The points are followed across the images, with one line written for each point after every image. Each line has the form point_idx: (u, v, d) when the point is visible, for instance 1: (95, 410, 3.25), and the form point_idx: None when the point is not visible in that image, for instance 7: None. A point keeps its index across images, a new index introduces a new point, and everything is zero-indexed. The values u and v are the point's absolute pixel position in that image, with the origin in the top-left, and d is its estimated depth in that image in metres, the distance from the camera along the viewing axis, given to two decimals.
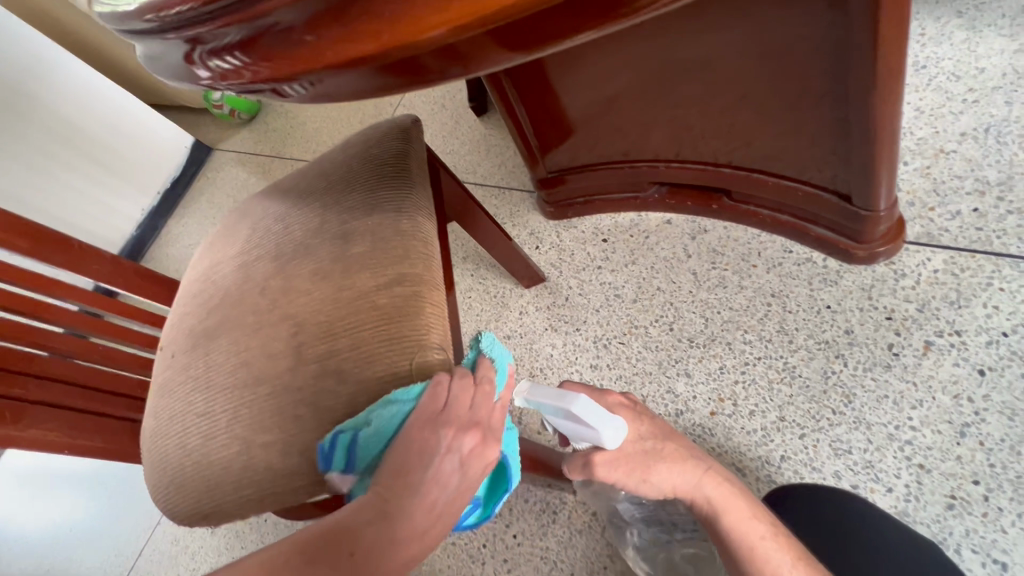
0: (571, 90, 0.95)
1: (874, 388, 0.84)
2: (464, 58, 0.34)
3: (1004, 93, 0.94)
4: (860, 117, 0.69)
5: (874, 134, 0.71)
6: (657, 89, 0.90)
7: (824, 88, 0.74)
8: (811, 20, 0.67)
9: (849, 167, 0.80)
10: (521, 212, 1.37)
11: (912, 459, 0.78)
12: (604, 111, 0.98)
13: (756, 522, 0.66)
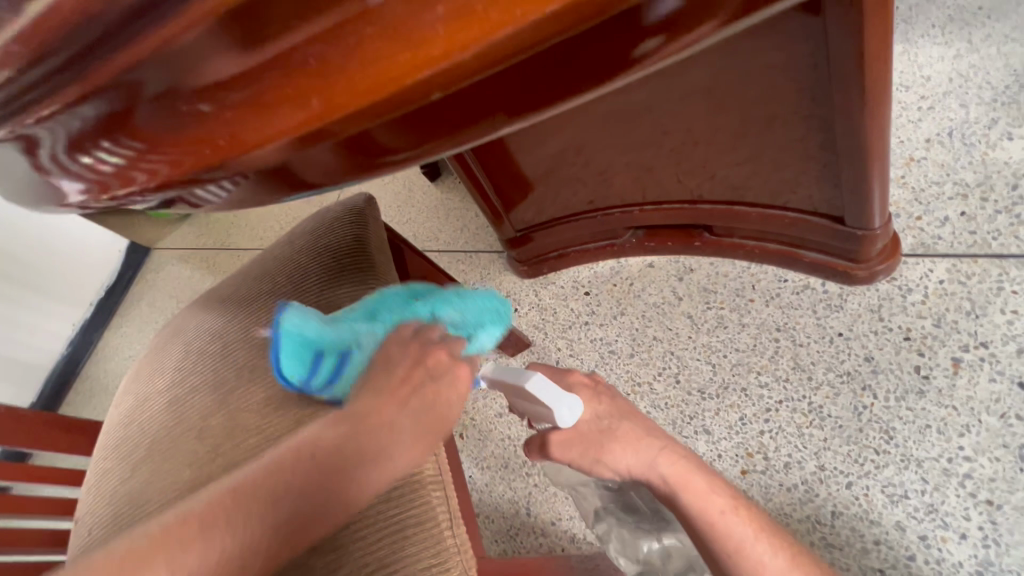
0: (531, 146, 0.89)
1: (913, 418, 0.77)
2: (420, 127, 0.26)
3: (956, 96, 0.95)
4: (852, 135, 0.65)
5: (869, 149, 0.67)
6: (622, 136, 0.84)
7: (798, 118, 0.70)
8: (779, 53, 0.62)
9: (839, 187, 0.76)
10: (492, 274, 1.29)
11: (978, 496, 0.70)
12: (569, 164, 0.92)
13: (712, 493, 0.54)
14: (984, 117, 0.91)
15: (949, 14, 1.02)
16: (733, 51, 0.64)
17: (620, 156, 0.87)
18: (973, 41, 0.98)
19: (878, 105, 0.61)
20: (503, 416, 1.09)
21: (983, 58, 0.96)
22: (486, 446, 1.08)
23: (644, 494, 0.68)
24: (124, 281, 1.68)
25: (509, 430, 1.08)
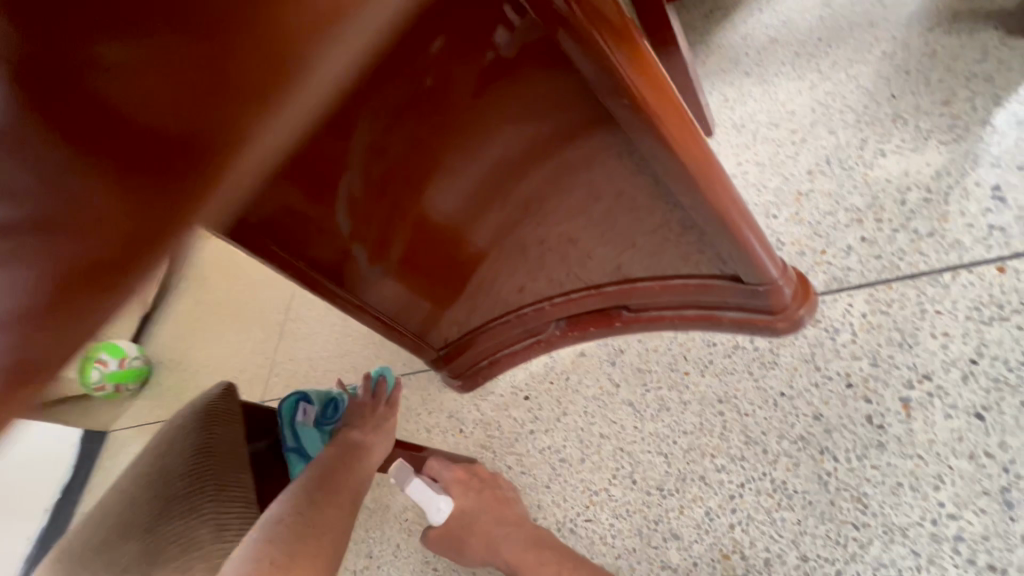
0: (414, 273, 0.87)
1: (882, 478, 0.68)
2: None
3: (823, 124, 0.94)
4: (704, 211, 0.67)
5: (726, 218, 0.68)
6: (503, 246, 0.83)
7: (662, 206, 0.71)
8: (606, 153, 0.65)
9: (724, 263, 0.77)
10: (432, 395, 1.21)
11: (978, 561, 0.61)
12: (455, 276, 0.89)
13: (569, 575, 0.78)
14: (854, 139, 0.90)
15: (795, 50, 1.04)
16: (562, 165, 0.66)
17: (522, 267, 0.88)
18: (823, 70, 0.99)
19: (709, 181, 0.64)
20: None
21: (836, 84, 0.97)
22: None
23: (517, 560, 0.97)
24: (79, 476, 1.65)
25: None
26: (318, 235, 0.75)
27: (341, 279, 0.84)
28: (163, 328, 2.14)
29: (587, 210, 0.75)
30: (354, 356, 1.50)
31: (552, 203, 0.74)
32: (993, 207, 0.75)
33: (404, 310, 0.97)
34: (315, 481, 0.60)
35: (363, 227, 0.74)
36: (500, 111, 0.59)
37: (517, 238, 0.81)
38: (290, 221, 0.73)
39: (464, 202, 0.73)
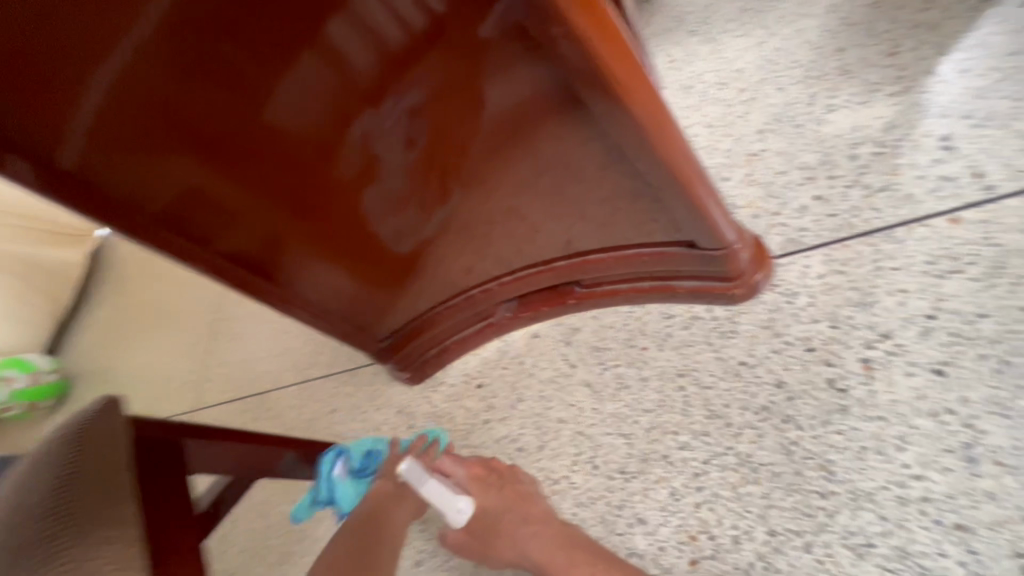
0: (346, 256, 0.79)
1: (846, 443, 0.65)
2: None
3: (772, 82, 0.91)
4: (655, 172, 0.61)
5: (678, 177, 0.62)
6: (440, 220, 0.75)
7: (613, 171, 0.65)
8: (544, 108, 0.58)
9: (683, 232, 0.72)
10: (380, 390, 1.13)
11: (944, 521, 0.58)
12: (391, 257, 0.81)
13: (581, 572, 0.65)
14: (803, 95, 0.87)
15: (739, 7, 1.01)
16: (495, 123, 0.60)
17: (471, 244, 0.81)
18: (769, 26, 0.96)
19: (660, 136, 0.58)
20: (421, 564, 0.91)
21: (782, 39, 0.93)
22: None
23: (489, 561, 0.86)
24: None
25: None
26: (242, 218, 0.68)
27: (271, 267, 0.77)
28: (83, 336, 1.94)
29: (535, 178, 0.68)
30: (294, 354, 1.38)
31: (502, 169, 0.67)
32: (943, 157, 0.72)
33: (344, 305, 0.89)
34: (360, 548, 0.64)
35: (294, 203, 0.68)
36: (435, 60, 0.53)
37: (457, 211, 0.74)
38: (207, 204, 0.65)
39: (403, 174, 0.67)
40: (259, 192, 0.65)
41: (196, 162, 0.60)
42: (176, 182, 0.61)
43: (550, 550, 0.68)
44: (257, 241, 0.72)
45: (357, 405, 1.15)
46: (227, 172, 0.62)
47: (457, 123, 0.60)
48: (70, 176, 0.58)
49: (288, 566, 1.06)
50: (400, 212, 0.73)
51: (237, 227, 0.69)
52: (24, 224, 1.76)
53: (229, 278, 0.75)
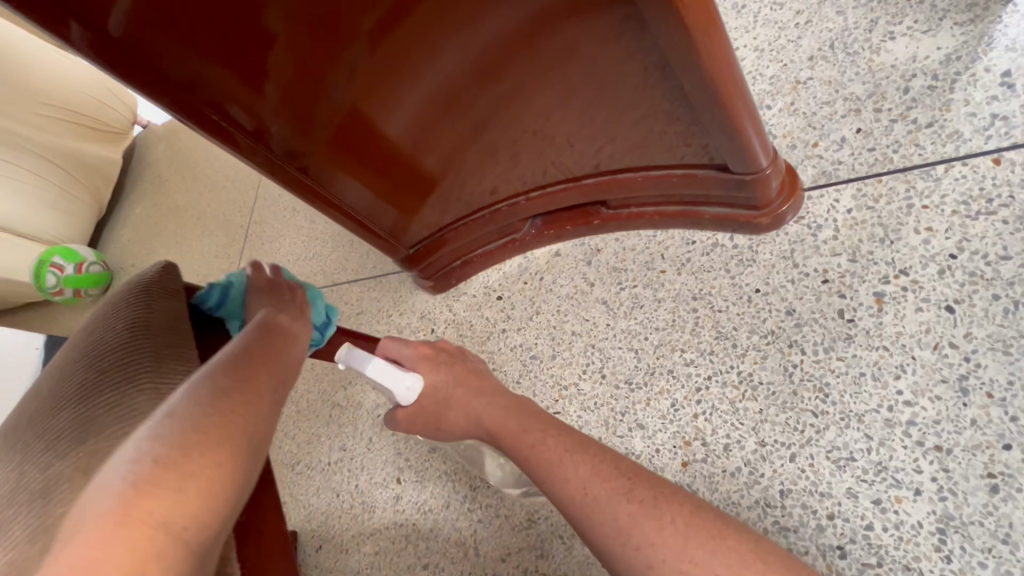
0: (382, 155, 0.81)
1: (846, 369, 0.68)
2: None
3: (832, 4, 0.86)
4: (697, 87, 0.60)
5: (720, 95, 0.60)
6: (477, 128, 0.76)
7: (656, 87, 0.64)
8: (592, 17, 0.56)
9: (719, 155, 0.71)
10: (404, 296, 1.20)
11: (926, 443, 0.62)
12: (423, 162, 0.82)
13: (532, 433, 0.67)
14: (863, 21, 0.82)
15: None
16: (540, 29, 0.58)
17: (502, 157, 0.82)
18: None
19: (710, 50, 0.56)
20: (435, 451, 1.01)
21: None
22: (424, 488, 0.99)
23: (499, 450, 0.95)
24: None
25: (444, 466, 0.99)
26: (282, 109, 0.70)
27: (306, 160, 0.80)
28: (123, 231, 2.04)
29: (574, 91, 0.67)
30: (323, 260, 1.44)
31: (541, 82, 0.66)
32: (999, 95, 0.69)
33: (374, 207, 0.92)
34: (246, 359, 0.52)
35: (333, 101, 0.69)
36: None
37: (493, 121, 0.74)
38: (251, 96, 0.67)
39: (438, 79, 0.67)
40: (298, 87, 0.66)
41: (239, 48, 0.60)
42: (219, 67, 0.63)
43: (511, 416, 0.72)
44: (294, 133, 0.74)
45: (382, 310, 1.22)
46: (269, 65, 0.63)
47: (498, 29, 0.59)
48: (122, 49, 0.59)
49: (316, 445, 1.17)
50: (433, 115, 0.73)
51: (277, 118, 0.71)
52: (67, 117, 1.76)
53: (270, 164, 0.79)
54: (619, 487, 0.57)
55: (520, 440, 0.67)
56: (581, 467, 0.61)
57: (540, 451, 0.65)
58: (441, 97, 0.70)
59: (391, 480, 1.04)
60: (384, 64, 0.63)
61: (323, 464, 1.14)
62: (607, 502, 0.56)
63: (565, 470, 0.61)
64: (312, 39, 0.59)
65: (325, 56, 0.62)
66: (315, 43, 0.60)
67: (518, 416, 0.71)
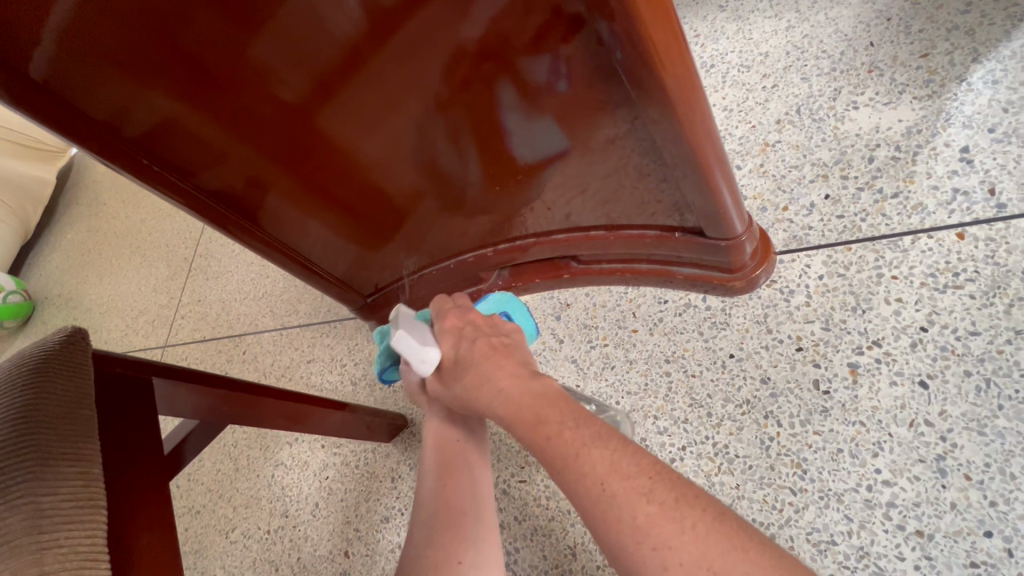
0: (342, 204, 0.74)
1: (823, 444, 0.66)
2: None
3: (796, 71, 0.88)
4: (676, 150, 0.57)
5: (701, 162, 0.58)
6: (447, 177, 0.71)
7: (631, 141, 0.61)
8: (570, 63, 0.52)
9: (696, 217, 0.69)
10: (360, 345, 1.12)
11: (907, 527, 0.59)
12: (387, 209, 0.77)
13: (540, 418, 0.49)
14: (827, 89, 0.84)
15: None
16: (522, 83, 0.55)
17: (472, 206, 0.77)
18: (801, 11, 0.92)
19: (689, 114, 0.53)
20: (388, 521, 0.92)
21: (813, 26, 0.90)
22: (374, 563, 0.90)
23: None
24: None
25: (397, 537, 0.90)
26: (229, 149, 0.62)
27: (259, 210, 0.72)
28: (53, 257, 1.86)
29: (549, 143, 0.64)
30: (273, 299, 1.34)
31: (510, 127, 0.62)
32: (959, 169, 0.71)
33: (331, 254, 0.84)
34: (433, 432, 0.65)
35: (291, 139, 0.62)
36: (456, 14, 0.48)
37: (463, 170, 0.70)
38: (199, 142, 0.60)
39: (407, 128, 0.62)
40: (249, 124, 0.59)
41: (183, 85, 0.53)
42: (156, 106, 0.55)
43: (482, 373, 0.55)
44: (244, 177, 0.66)
45: (334, 359, 1.14)
46: (221, 109, 0.57)
47: (472, 70, 0.54)
48: (40, 86, 0.51)
49: (254, 508, 1.06)
50: (401, 164, 0.69)
51: (225, 160, 0.63)
52: (11, 135, 1.65)
53: (215, 212, 0.70)
54: (600, 443, 0.44)
55: (531, 427, 0.49)
56: (568, 429, 0.46)
57: (530, 409, 0.50)
58: (410, 142, 0.65)
59: (337, 553, 0.93)
60: (347, 101, 0.58)
61: (260, 532, 1.02)
62: (576, 461, 0.44)
63: (584, 466, 0.43)
64: (266, 70, 0.53)
65: (281, 89, 0.56)
66: (269, 76, 0.54)
67: (507, 375, 0.54)
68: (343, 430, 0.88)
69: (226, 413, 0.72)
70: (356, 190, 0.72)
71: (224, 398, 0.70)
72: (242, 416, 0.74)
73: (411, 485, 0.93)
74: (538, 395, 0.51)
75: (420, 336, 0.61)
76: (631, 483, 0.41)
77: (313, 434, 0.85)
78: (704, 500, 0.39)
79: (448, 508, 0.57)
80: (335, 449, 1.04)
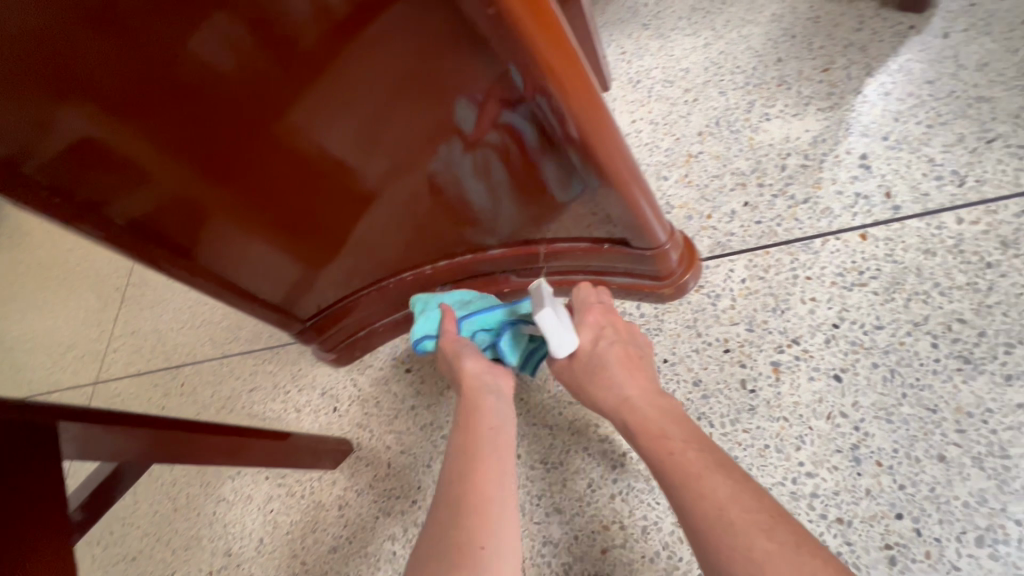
0: (273, 232, 0.73)
1: (751, 441, 0.69)
2: None
3: (715, 85, 0.93)
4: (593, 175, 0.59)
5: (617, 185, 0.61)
6: (379, 203, 0.71)
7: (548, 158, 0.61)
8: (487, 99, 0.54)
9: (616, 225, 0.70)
10: (303, 370, 1.09)
11: (828, 516, 0.62)
12: (321, 235, 0.76)
13: (666, 439, 0.55)
14: (742, 102, 0.89)
15: (691, 5, 1.02)
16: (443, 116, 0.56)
17: (407, 224, 0.76)
18: (716, 29, 0.98)
19: (599, 138, 0.55)
20: (335, 551, 0.89)
21: (728, 43, 0.95)
22: None
23: (403, 544, 0.85)
24: None
25: (345, 568, 0.87)
26: (147, 181, 0.60)
27: (185, 241, 0.70)
28: None
29: (476, 170, 0.65)
30: (212, 326, 1.29)
31: (437, 155, 0.63)
32: (859, 175, 0.76)
33: (269, 277, 0.81)
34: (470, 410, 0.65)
35: (211, 165, 0.60)
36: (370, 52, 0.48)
37: (394, 195, 0.70)
38: (112, 174, 0.58)
39: (333, 156, 0.62)
40: (162, 153, 0.57)
41: (88, 118, 0.51)
42: (57, 139, 0.52)
43: (616, 378, 0.62)
44: (167, 205, 0.64)
45: (278, 386, 1.11)
46: (133, 141, 0.55)
47: (386, 97, 0.54)
48: None
49: (194, 549, 1.00)
50: (331, 192, 0.68)
51: (144, 189, 0.61)
52: None
53: (142, 242, 0.67)
54: (723, 469, 0.50)
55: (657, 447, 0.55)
56: (692, 450, 0.53)
57: (654, 424, 0.57)
58: (336, 165, 0.63)
59: None
60: (264, 127, 0.57)
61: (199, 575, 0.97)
62: (699, 483, 0.50)
63: (706, 489, 0.49)
64: (170, 99, 0.51)
65: (191, 118, 0.54)
66: (175, 105, 0.52)
67: (637, 386, 0.61)
68: (276, 454, 0.84)
69: (138, 449, 0.67)
70: (287, 217, 0.71)
71: (151, 442, 0.67)
72: (157, 452, 0.68)
73: (359, 511, 0.91)
74: (664, 411, 0.58)
75: (563, 325, 0.65)
76: (751, 516, 0.46)
77: (245, 464, 0.81)
78: (809, 542, 0.43)
79: (476, 491, 0.54)
80: (280, 480, 1.00)
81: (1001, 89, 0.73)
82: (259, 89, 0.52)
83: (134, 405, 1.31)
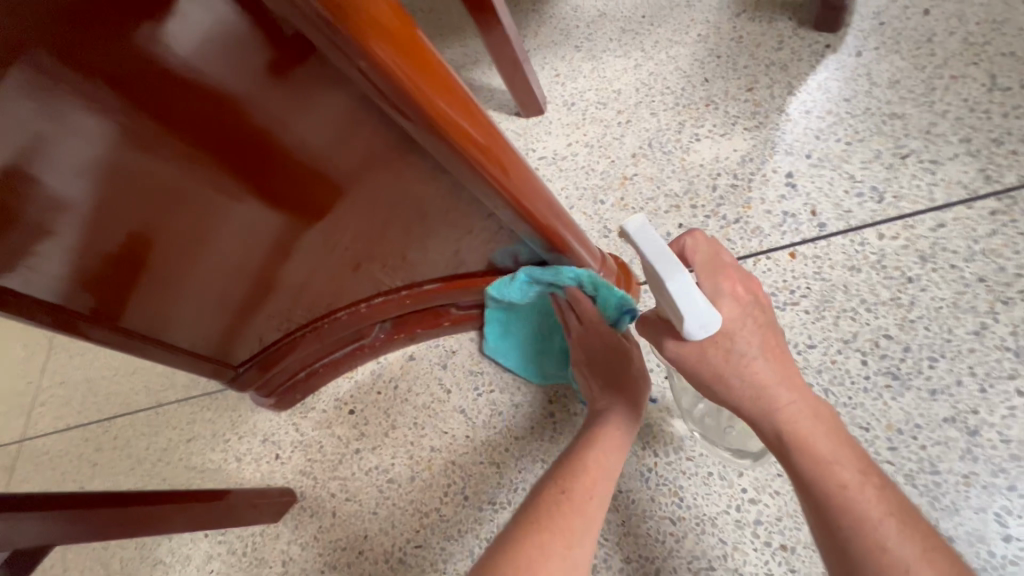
0: (196, 295, 0.67)
1: (695, 468, 0.68)
2: None
3: (646, 106, 0.93)
4: (520, 222, 0.60)
5: (544, 231, 0.62)
6: (308, 258, 0.68)
7: (466, 197, 0.60)
8: (407, 159, 0.53)
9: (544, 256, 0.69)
10: (242, 416, 1.03)
11: (772, 543, 0.63)
12: (248, 295, 0.71)
13: (839, 471, 0.50)
14: (673, 122, 0.89)
15: (621, 27, 1.02)
16: (360, 173, 0.55)
17: (338, 270, 0.72)
18: (646, 50, 0.98)
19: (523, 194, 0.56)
20: None
21: (657, 64, 0.96)
22: None
23: None
24: None
25: None
26: (41, 256, 0.52)
27: (95, 309, 0.62)
28: None
29: (404, 220, 0.64)
30: (145, 373, 1.21)
31: (366, 210, 0.61)
32: (786, 193, 0.77)
33: (194, 334, 0.75)
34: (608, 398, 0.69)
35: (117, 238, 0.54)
36: (286, 116, 0.46)
37: (323, 250, 0.67)
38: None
39: (254, 219, 0.58)
40: (52, 232, 0.50)
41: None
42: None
43: (768, 383, 0.52)
44: (70, 280, 0.57)
45: (217, 435, 1.05)
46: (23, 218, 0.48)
47: (298, 149, 0.50)
48: None
49: None
50: (257, 253, 0.64)
51: (38, 268, 0.54)
52: None
53: (47, 320, 0.60)
54: (898, 520, 0.48)
55: (827, 473, 0.50)
56: (871, 490, 0.49)
57: (813, 434, 0.52)
58: (255, 220, 0.59)
59: None
60: (169, 193, 0.51)
61: None
62: (876, 530, 0.48)
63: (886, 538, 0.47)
64: (48, 178, 0.45)
65: (83, 191, 0.47)
66: (55, 183, 0.45)
67: (790, 392, 0.53)
68: (208, 516, 0.78)
69: (49, 539, 0.61)
70: (210, 281, 0.66)
71: (59, 533, 0.61)
72: (67, 535, 0.62)
73: (304, 566, 0.86)
74: (816, 413, 0.52)
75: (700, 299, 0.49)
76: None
77: (170, 532, 0.75)
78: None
79: (588, 492, 0.58)
80: (219, 538, 0.94)
81: (912, 105, 0.75)
82: (153, 154, 0.47)
83: (63, 463, 1.21)
